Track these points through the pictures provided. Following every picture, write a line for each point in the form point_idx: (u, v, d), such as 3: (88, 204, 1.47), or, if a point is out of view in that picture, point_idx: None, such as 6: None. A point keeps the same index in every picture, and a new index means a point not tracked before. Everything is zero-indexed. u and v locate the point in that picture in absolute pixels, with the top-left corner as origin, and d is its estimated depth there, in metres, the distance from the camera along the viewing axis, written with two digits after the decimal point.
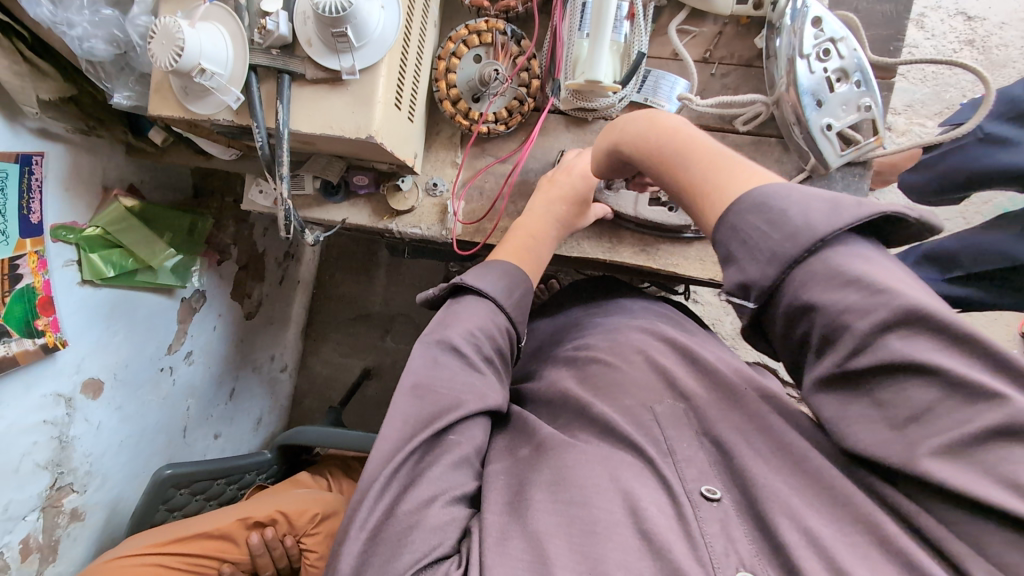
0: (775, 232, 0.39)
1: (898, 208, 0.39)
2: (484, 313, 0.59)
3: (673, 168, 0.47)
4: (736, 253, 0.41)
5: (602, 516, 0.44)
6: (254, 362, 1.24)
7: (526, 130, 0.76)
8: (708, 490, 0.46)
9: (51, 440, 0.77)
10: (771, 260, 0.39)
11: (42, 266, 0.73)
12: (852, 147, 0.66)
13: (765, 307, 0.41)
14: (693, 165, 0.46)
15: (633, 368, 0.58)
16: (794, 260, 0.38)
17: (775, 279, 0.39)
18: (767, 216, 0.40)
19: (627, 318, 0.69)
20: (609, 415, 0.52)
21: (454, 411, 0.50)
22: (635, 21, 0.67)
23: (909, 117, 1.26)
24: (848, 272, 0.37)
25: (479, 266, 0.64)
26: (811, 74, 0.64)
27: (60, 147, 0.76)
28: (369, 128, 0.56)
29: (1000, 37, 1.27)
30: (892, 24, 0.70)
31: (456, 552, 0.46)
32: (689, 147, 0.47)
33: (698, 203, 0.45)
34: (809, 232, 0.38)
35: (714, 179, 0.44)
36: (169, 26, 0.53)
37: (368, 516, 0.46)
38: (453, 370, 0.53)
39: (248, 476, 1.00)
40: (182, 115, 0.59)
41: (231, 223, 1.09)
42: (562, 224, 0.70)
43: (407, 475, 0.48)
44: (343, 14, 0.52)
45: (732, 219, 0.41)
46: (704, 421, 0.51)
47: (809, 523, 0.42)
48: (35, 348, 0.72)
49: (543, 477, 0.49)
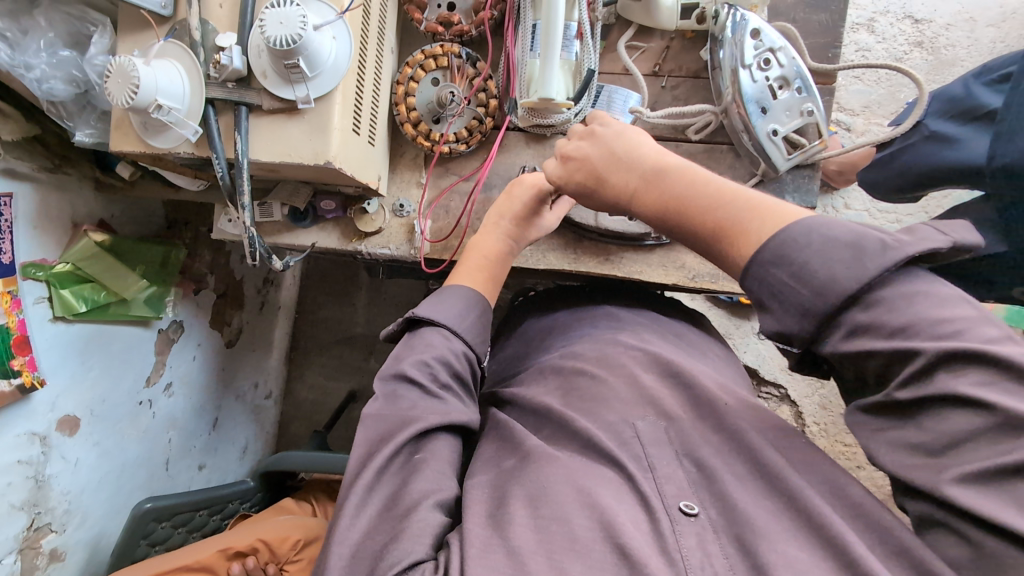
0: (804, 289, 0.43)
1: (932, 242, 0.41)
2: (438, 342, 0.60)
3: (689, 219, 0.52)
4: (767, 302, 0.45)
5: (580, 533, 0.44)
6: (237, 391, 1.24)
7: (487, 148, 0.78)
8: (686, 507, 0.46)
9: (27, 480, 0.77)
10: (803, 314, 0.43)
11: (15, 306, 0.74)
12: (799, 150, 0.69)
13: (807, 347, 0.45)
14: (716, 219, 0.50)
15: (614, 380, 0.58)
16: (828, 315, 0.42)
17: (813, 330, 0.43)
18: (791, 268, 0.44)
19: (609, 327, 0.70)
20: (591, 431, 0.53)
21: (413, 426, 0.52)
22: (583, 40, 0.70)
23: (867, 118, 1.31)
24: (894, 322, 0.40)
25: (433, 295, 0.65)
26: (754, 83, 0.67)
27: (27, 186, 0.77)
28: (327, 153, 0.58)
29: (947, 38, 1.32)
30: (829, 32, 0.73)
31: (434, 558, 0.45)
32: (711, 202, 0.51)
33: (725, 253, 0.49)
34: (835, 287, 0.41)
35: (740, 231, 0.48)
36: (124, 65, 0.54)
37: (348, 530, 0.47)
38: (412, 400, 0.55)
39: (231, 505, 1.00)
40: (144, 150, 0.60)
41: (205, 252, 1.09)
42: (512, 238, 0.71)
43: (385, 492, 0.49)
44: (294, 46, 0.53)
45: (760, 268, 0.46)
46: (683, 441, 0.51)
47: (786, 551, 0.42)
48: (12, 388, 0.72)
49: (524, 490, 0.49)
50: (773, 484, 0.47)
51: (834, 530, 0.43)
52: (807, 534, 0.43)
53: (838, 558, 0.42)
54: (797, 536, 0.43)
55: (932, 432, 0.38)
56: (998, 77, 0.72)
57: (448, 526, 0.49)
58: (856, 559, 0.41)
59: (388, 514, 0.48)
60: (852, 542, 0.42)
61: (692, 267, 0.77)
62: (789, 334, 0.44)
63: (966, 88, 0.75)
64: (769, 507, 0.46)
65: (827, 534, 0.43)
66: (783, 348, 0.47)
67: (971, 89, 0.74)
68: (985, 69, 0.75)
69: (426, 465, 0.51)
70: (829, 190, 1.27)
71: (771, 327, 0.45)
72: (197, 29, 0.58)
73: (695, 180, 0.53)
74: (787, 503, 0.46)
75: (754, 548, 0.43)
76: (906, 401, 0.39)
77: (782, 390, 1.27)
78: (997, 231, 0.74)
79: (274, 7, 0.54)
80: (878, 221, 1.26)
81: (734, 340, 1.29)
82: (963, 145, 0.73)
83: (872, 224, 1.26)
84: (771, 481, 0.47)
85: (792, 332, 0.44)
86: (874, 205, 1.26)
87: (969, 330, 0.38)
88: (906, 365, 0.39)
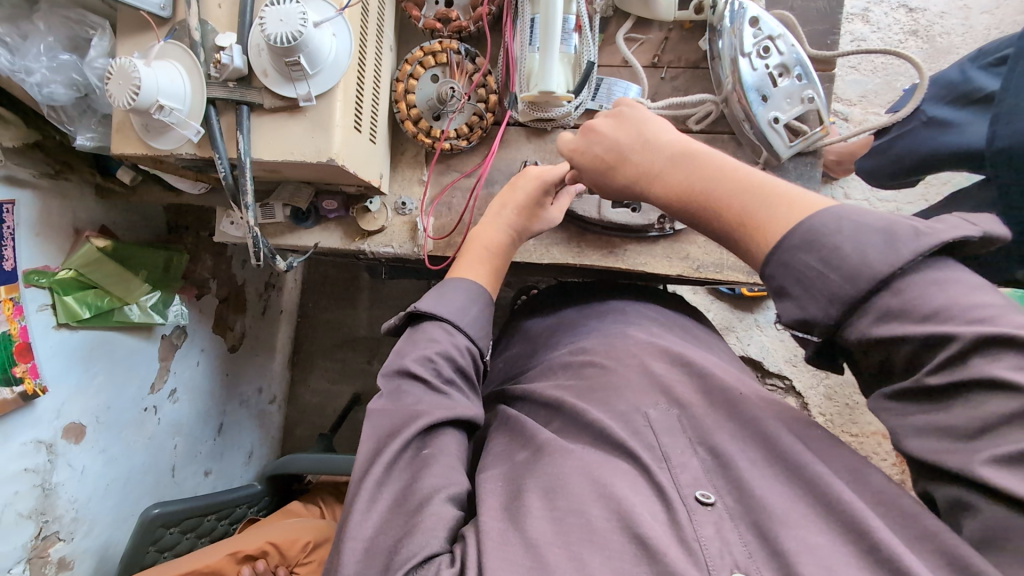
0: (833, 273, 0.42)
1: (961, 230, 0.41)
2: (443, 337, 0.60)
3: (711, 207, 0.51)
4: (790, 289, 0.45)
5: (598, 524, 0.44)
6: (241, 396, 1.23)
7: (488, 143, 0.78)
8: (703, 496, 0.46)
9: (34, 488, 0.76)
10: (831, 300, 0.43)
11: (17, 312, 0.73)
12: (801, 137, 0.69)
13: (830, 337, 0.45)
14: (740, 208, 0.49)
15: (625, 373, 0.58)
16: (858, 300, 0.42)
17: (836, 317, 0.43)
18: (820, 253, 0.43)
19: (621, 322, 0.70)
20: (603, 423, 0.52)
21: (419, 421, 0.52)
22: (582, 32, 0.70)
23: (864, 108, 1.31)
24: (924, 306, 0.40)
25: (436, 288, 0.65)
26: (754, 71, 0.67)
27: (29, 193, 0.77)
28: (330, 151, 0.58)
29: (942, 26, 1.32)
30: (828, 19, 0.73)
31: (449, 551, 0.45)
32: (732, 189, 0.50)
33: (748, 241, 0.49)
34: (869, 269, 0.41)
35: (765, 220, 0.48)
36: (124, 67, 0.55)
37: (362, 523, 0.46)
38: (417, 395, 0.54)
39: (239, 510, 0.99)
40: (145, 151, 0.60)
41: (207, 257, 1.09)
42: (516, 230, 0.71)
43: (399, 484, 0.49)
44: (295, 43, 0.54)
45: (784, 256, 0.45)
46: (698, 429, 0.51)
47: (806, 537, 0.42)
48: (13, 396, 0.72)
49: (538, 482, 0.48)
50: (794, 472, 0.46)
51: (854, 511, 0.42)
52: (826, 519, 0.43)
53: (858, 542, 0.41)
54: (815, 520, 0.43)
55: (967, 413, 0.38)
56: (995, 59, 0.72)
57: (461, 519, 0.48)
58: (878, 542, 0.40)
59: (400, 508, 0.48)
60: (875, 526, 0.41)
61: (697, 258, 0.77)
62: (812, 321, 0.44)
63: (963, 72, 0.75)
64: (786, 493, 0.45)
65: (847, 519, 0.42)
66: (804, 336, 0.47)
67: (967, 73, 0.74)
68: (981, 52, 0.75)
69: (435, 460, 0.51)
70: (828, 180, 1.27)
71: (793, 315, 0.45)
72: (196, 30, 0.58)
73: (717, 168, 0.52)
74: (806, 489, 0.45)
75: (771, 534, 0.42)
76: (936, 386, 0.39)
77: (787, 381, 1.27)
78: (998, 215, 0.73)
79: (274, 5, 0.54)
80: (879, 210, 1.26)
81: (737, 333, 1.29)
82: (962, 130, 0.73)
83: (872, 213, 1.26)
84: (789, 468, 0.46)
85: (817, 319, 0.43)
86: (874, 194, 1.26)
87: (1000, 317, 0.38)
88: (939, 351, 0.39)
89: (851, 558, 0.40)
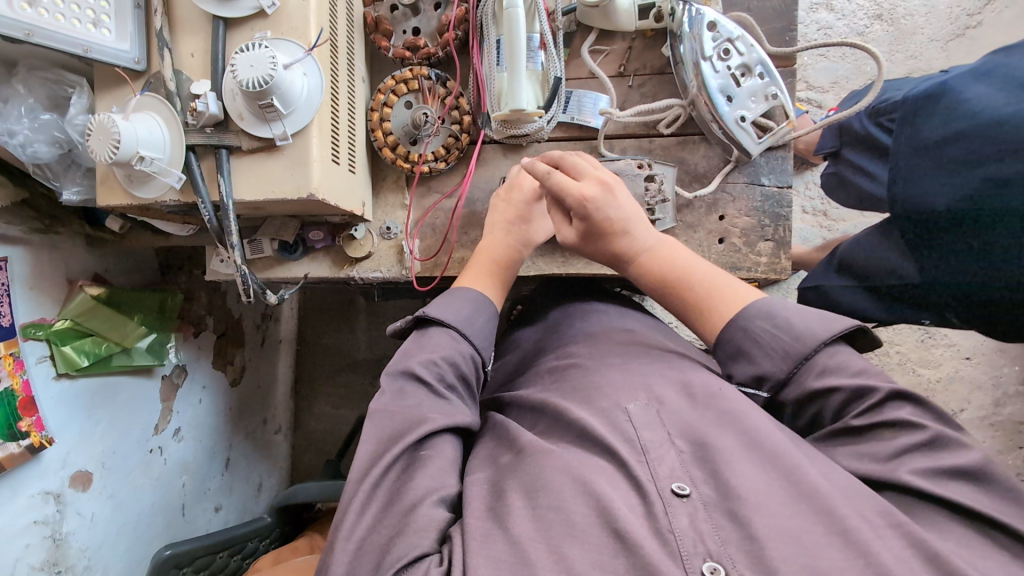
0: (786, 334, 0.52)
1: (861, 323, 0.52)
2: (447, 342, 0.61)
3: (688, 285, 0.61)
4: (750, 349, 0.54)
5: (577, 519, 0.44)
6: (247, 429, 1.24)
7: (466, 163, 0.80)
8: (678, 488, 0.45)
9: (44, 540, 0.77)
10: (783, 357, 0.52)
11: (19, 366, 0.75)
12: (768, 133, 0.71)
13: (774, 393, 0.54)
14: (709, 285, 0.60)
15: (608, 373, 0.60)
16: (802, 358, 0.51)
17: (788, 371, 0.52)
18: (795, 309, 0.54)
19: (607, 324, 0.72)
20: (585, 421, 0.53)
21: (421, 427, 0.52)
22: (547, 49, 0.72)
23: (837, 93, 1.33)
24: (852, 366, 0.49)
25: (442, 296, 0.66)
26: (716, 73, 0.69)
27: (20, 249, 0.78)
28: (309, 186, 0.59)
29: (906, 8, 1.35)
30: (784, 16, 0.75)
31: (439, 551, 0.46)
32: (703, 273, 0.61)
33: (717, 302, 0.58)
34: (837, 322, 0.52)
35: (726, 297, 0.58)
36: (103, 122, 0.56)
37: (354, 528, 0.47)
38: (419, 398, 0.55)
39: (250, 544, 0.98)
40: (130, 201, 0.62)
41: (202, 294, 1.10)
42: (519, 241, 0.72)
43: (388, 488, 0.49)
44: (267, 86, 0.56)
45: (767, 306, 0.54)
46: (676, 428, 0.51)
47: (779, 520, 0.41)
48: (20, 450, 0.73)
49: (520, 482, 0.49)
50: (768, 458, 0.46)
51: (824, 499, 0.42)
52: (800, 498, 0.43)
53: (831, 521, 0.41)
54: (789, 504, 0.42)
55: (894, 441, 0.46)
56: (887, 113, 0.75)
57: (451, 521, 0.49)
58: (848, 524, 0.40)
59: (390, 511, 0.48)
60: (844, 512, 0.41)
61: None
62: (764, 375, 0.53)
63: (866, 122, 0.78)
64: (761, 478, 0.44)
65: (814, 499, 0.42)
66: (752, 393, 0.55)
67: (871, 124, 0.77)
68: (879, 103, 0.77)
69: (429, 461, 0.51)
70: (807, 167, 1.30)
71: (749, 372, 0.54)
72: (172, 80, 0.60)
73: (690, 261, 0.62)
74: (780, 472, 0.45)
75: (744, 517, 0.42)
76: (860, 426, 0.47)
77: None
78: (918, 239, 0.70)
79: (245, 51, 0.56)
80: None
81: None
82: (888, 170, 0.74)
83: None
84: (770, 456, 0.46)
85: (768, 373, 0.52)
86: None
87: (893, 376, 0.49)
88: (862, 398, 0.48)
89: (823, 536, 0.40)
